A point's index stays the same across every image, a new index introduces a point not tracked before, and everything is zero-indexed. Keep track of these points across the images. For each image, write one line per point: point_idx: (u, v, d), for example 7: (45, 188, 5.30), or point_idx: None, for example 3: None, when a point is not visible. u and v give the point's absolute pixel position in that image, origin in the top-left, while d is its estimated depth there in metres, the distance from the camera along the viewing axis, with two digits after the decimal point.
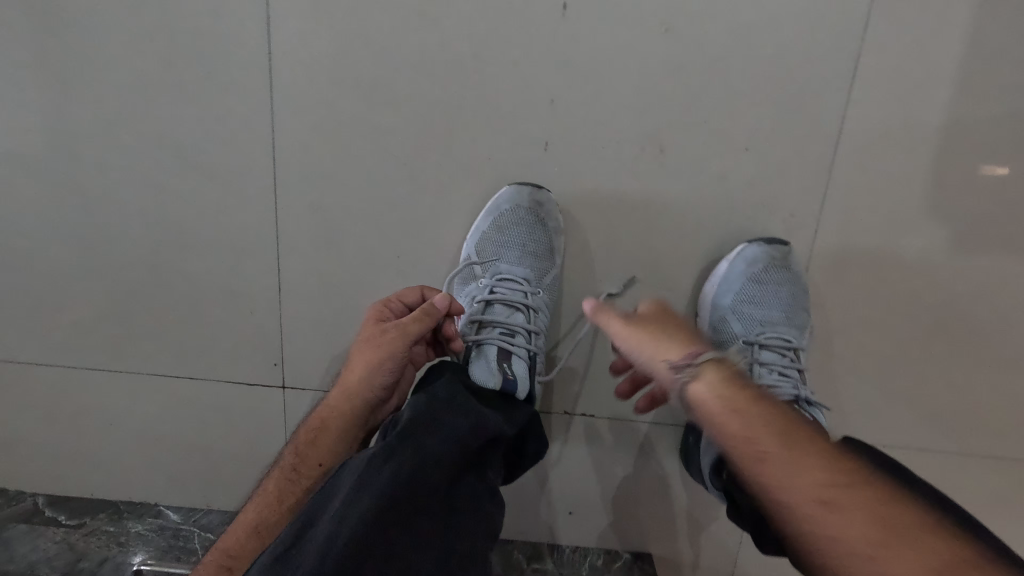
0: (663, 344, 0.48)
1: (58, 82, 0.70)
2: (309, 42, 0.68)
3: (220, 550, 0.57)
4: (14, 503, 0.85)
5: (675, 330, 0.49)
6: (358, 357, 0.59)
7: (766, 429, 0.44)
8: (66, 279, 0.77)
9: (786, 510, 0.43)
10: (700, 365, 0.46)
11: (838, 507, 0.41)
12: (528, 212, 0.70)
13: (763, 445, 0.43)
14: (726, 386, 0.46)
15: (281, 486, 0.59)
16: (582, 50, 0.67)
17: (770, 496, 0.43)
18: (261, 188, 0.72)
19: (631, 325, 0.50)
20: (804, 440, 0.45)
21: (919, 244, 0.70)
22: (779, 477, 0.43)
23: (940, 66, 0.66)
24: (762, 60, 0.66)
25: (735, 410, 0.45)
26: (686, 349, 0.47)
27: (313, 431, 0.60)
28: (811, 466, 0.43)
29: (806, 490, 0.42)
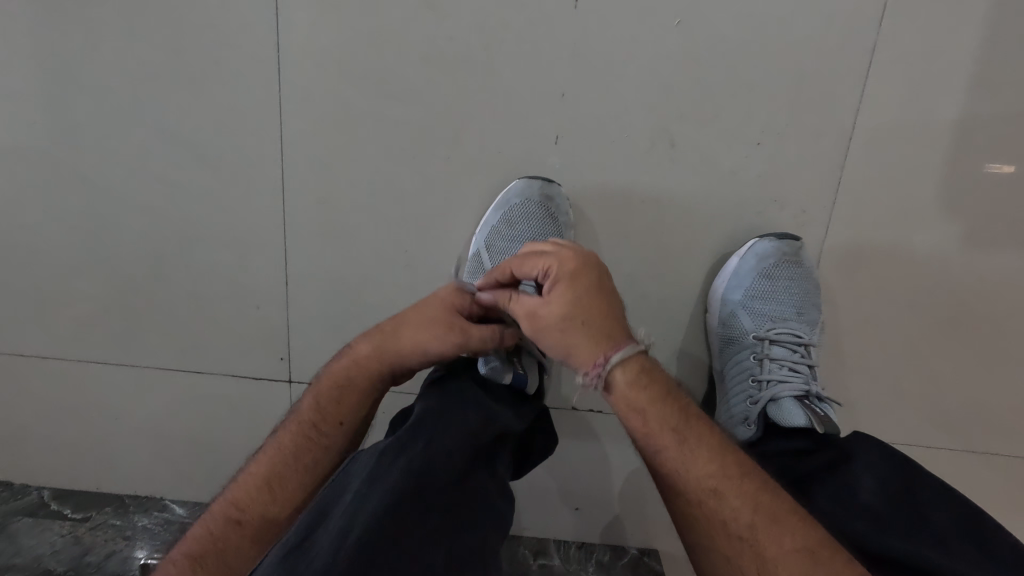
0: (574, 351, 0.49)
1: (65, 74, 0.70)
2: (318, 34, 0.67)
3: (227, 501, 0.53)
4: (20, 496, 0.85)
5: (589, 328, 0.49)
6: (420, 338, 0.55)
7: (660, 422, 0.49)
8: (72, 272, 0.76)
9: (678, 491, 0.49)
10: (606, 374, 0.49)
11: (724, 497, 0.47)
12: (538, 205, 0.70)
13: (658, 438, 0.49)
14: (630, 386, 0.49)
15: (297, 438, 0.56)
16: (593, 43, 0.66)
17: (665, 475, 0.49)
18: (269, 181, 0.72)
19: (536, 329, 0.50)
20: (696, 431, 0.49)
21: (928, 242, 0.70)
22: (673, 467, 0.48)
23: (953, 62, 0.65)
24: (775, 54, 0.66)
25: (634, 406, 0.49)
26: (591, 359, 0.49)
27: (336, 388, 0.57)
28: (700, 459, 0.48)
29: (697, 482, 0.47)
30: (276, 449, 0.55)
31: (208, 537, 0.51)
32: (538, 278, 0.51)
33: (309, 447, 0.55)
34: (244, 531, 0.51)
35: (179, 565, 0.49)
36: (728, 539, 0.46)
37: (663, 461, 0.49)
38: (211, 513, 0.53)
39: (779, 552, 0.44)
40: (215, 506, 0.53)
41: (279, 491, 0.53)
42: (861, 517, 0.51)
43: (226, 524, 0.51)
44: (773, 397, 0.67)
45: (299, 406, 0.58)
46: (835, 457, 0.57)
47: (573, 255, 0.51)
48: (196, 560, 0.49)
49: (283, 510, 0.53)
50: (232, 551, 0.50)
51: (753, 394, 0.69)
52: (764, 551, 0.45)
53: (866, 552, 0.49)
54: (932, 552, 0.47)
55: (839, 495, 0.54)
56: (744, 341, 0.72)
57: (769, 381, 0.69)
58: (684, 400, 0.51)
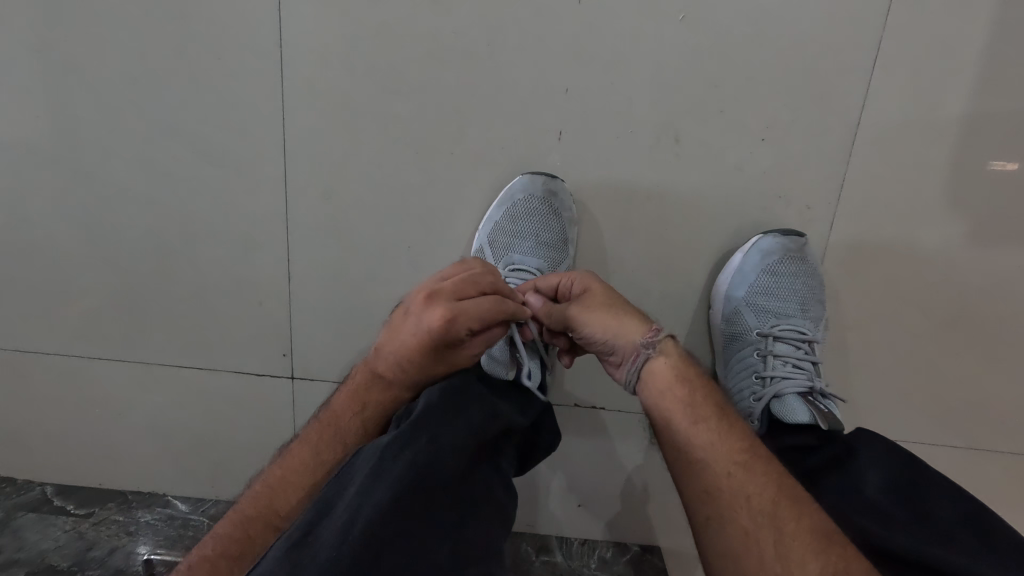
0: (621, 327, 0.55)
1: (66, 68, 0.70)
2: (321, 29, 0.67)
3: (262, 505, 0.52)
4: (23, 492, 0.85)
5: (630, 308, 0.56)
6: (431, 367, 0.51)
7: (704, 398, 0.52)
8: (75, 268, 0.76)
9: (708, 465, 0.50)
10: (660, 343, 0.54)
11: (751, 471, 0.49)
12: (542, 201, 0.70)
13: (700, 411, 0.52)
14: (678, 364, 0.54)
15: (334, 452, 0.54)
16: (598, 37, 0.66)
17: (695, 450, 0.51)
18: (272, 176, 0.72)
19: (591, 303, 0.56)
20: (730, 413, 0.53)
21: (931, 238, 0.70)
22: (709, 438, 0.50)
23: (960, 58, 0.65)
24: (780, 48, 0.65)
25: (682, 380, 0.53)
26: (648, 328, 0.54)
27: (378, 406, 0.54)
28: (735, 435, 0.51)
29: (730, 453, 0.50)
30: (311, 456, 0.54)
31: (243, 542, 0.50)
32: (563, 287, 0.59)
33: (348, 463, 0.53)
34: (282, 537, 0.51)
35: (213, 563, 0.48)
36: (750, 512, 0.47)
37: (700, 433, 0.51)
38: (246, 513, 0.52)
39: (798, 528, 0.46)
40: (247, 505, 0.52)
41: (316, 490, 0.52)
42: (867, 514, 0.51)
43: (267, 530, 0.51)
44: (776, 394, 0.67)
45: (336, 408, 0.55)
46: (838, 453, 0.57)
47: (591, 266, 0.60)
48: (233, 561, 0.49)
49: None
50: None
51: (757, 390, 0.69)
52: (784, 526, 0.46)
53: (876, 551, 0.49)
54: (935, 549, 0.47)
55: (845, 491, 0.54)
56: (748, 338, 0.72)
57: (773, 377, 0.68)
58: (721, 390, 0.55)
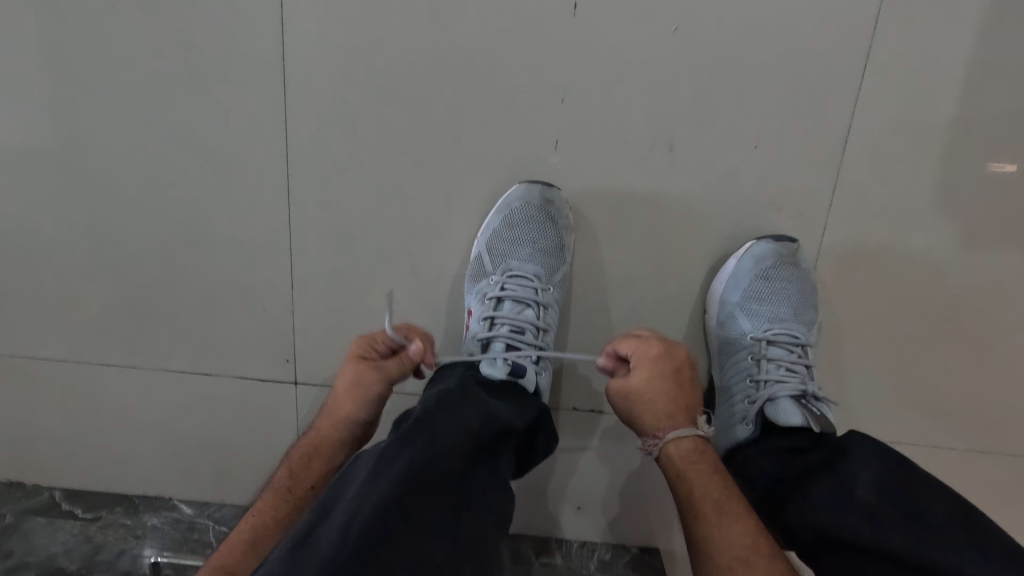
0: (636, 415, 0.59)
1: (75, 81, 0.71)
2: (322, 41, 0.68)
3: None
4: (32, 496, 0.87)
5: (653, 405, 0.58)
6: (353, 389, 0.59)
7: (706, 490, 0.55)
8: (83, 276, 0.78)
9: (713, 561, 0.52)
10: (665, 441, 0.58)
11: (752, 567, 0.50)
12: (538, 208, 0.71)
13: (699, 505, 0.54)
14: (685, 458, 0.57)
15: (273, 507, 0.57)
16: (592, 47, 0.67)
17: (702, 546, 0.53)
18: (275, 185, 0.73)
19: (620, 391, 0.59)
20: (737, 507, 0.53)
21: (924, 242, 0.71)
22: (709, 532, 0.53)
23: (949, 65, 0.66)
24: (770, 57, 0.67)
25: (683, 475, 0.57)
26: (653, 430, 0.59)
27: (308, 454, 0.60)
28: (736, 530, 0.52)
29: (729, 549, 0.51)
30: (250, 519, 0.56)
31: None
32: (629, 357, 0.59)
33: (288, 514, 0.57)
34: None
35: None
36: None
37: (700, 527, 0.54)
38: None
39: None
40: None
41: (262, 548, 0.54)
42: (858, 513, 0.52)
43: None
44: (770, 398, 0.67)
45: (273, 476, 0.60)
46: (830, 454, 0.58)
47: (664, 343, 0.59)
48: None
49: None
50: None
51: (751, 394, 0.69)
52: None
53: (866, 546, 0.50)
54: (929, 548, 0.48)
55: (837, 490, 0.54)
56: (742, 342, 0.73)
57: (767, 381, 0.69)
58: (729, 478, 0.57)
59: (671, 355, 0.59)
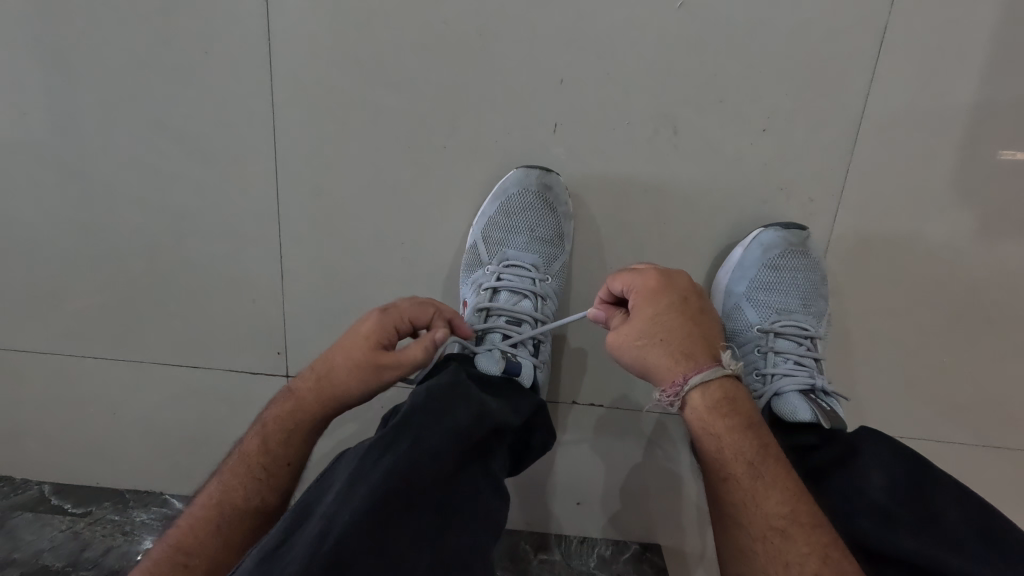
0: (654, 365, 0.51)
1: (54, 62, 0.68)
2: (310, 19, 0.65)
3: (171, 544, 0.50)
4: (21, 491, 0.85)
5: (670, 346, 0.51)
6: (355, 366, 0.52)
7: (738, 451, 0.49)
8: (68, 267, 0.76)
9: (746, 526, 0.48)
10: (689, 390, 0.50)
11: (791, 539, 0.46)
12: (536, 195, 0.69)
13: (732, 468, 0.49)
14: (714, 410, 0.50)
15: (243, 477, 0.53)
16: (593, 26, 0.64)
17: (734, 510, 0.49)
18: (263, 172, 0.70)
19: (624, 336, 0.52)
20: (773, 471, 0.48)
21: (940, 230, 0.68)
22: (743, 498, 0.48)
23: (970, 43, 0.62)
24: (781, 36, 0.63)
25: (711, 432, 0.50)
26: (674, 377, 0.50)
27: (281, 424, 0.54)
28: (772, 498, 0.47)
29: (767, 519, 0.47)
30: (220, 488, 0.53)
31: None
32: (625, 295, 0.53)
33: (255, 486, 0.53)
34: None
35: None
36: None
37: (732, 491, 0.49)
38: (153, 562, 0.49)
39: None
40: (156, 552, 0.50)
41: (228, 531, 0.51)
42: (869, 515, 0.49)
43: (172, 567, 0.49)
44: (776, 392, 0.65)
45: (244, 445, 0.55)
46: (839, 452, 0.55)
47: (663, 273, 0.53)
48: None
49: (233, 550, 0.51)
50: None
51: (758, 388, 0.67)
52: None
53: (880, 551, 0.47)
54: (942, 553, 0.46)
55: (847, 492, 0.52)
56: (748, 334, 0.70)
57: (774, 374, 0.66)
58: (766, 431, 0.51)
59: (671, 285, 0.52)
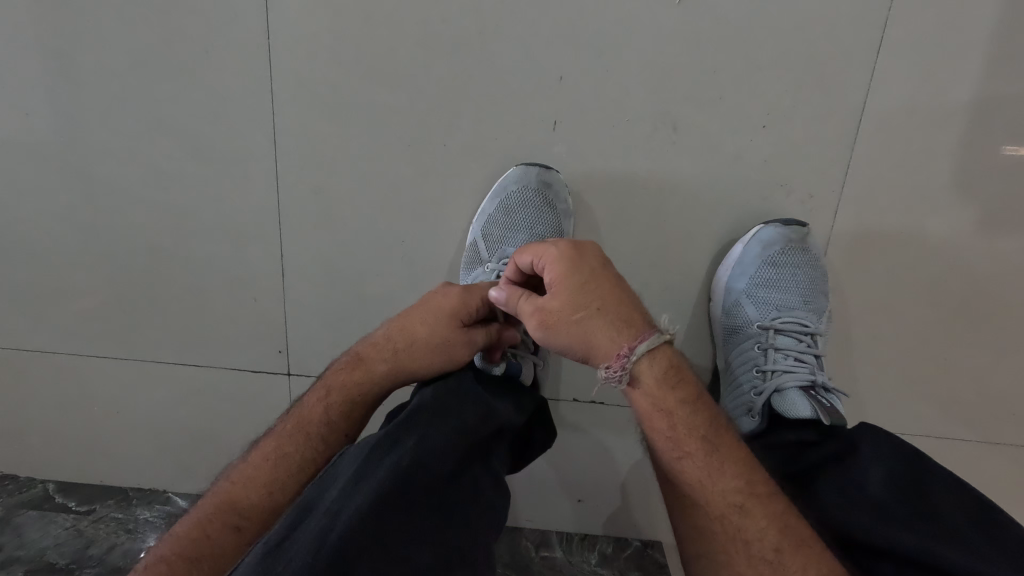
0: (593, 341, 0.47)
1: (56, 63, 0.69)
2: (309, 18, 0.65)
3: (220, 500, 0.52)
4: (25, 489, 0.86)
5: (606, 317, 0.47)
6: (449, 348, 0.52)
7: (689, 426, 0.47)
8: (70, 267, 0.76)
9: (705, 504, 0.47)
10: (636, 359, 0.46)
11: (750, 514, 0.45)
12: (536, 193, 0.68)
13: (685, 444, 0.47)
14: (660, 382, 0.47)
15: (299, 444, 0.54)
16: (591, 23, 0.64)
17: (693, 488, 0.47)
18: (263, 170, 0.71)
19: (552, 313, 0.47)
20: (725, 444, 0.47)
21: (942, 227, 0.67)
22: (697, 477, 0.47)
23: (971, 38, 0.62)
24: (780, 31, 0.63)
25: (661, 406, 0.47)
26: (618, 349, 0.46)
27: (347, 396, 0.55)
28: (728, 473, 0.46)
29: (724, 495, 0.46)
30: (278, 453, 0.53)
31: (199, 541, 0.48)
32: (540, 268, 0.49)
33: (311, 456, 0.54)
34: (240, 538, 0.50)
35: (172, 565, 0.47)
36: (749, 559, 0.45)
37: (687, 471, 0.47)
38: (206, 517, 0.51)
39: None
40: (208, 508, 0.51)
41: (280, 496, 0.52)
42: (868, 512, 0.49)
43: (224, 528, 0.50)
44: (777, 388, 0.65)
45: (303, 410, 0.56)
46: (837, 448, 0.55)
47: (573, 240, 0.49)
48: (189, 562, 0.47)
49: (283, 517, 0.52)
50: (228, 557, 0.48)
51: (758, 385, 0.68)
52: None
53: (872, 543, 0.47)
54: (940, 547, 0.45)
55: (843, 487, 0.52)
56: (749, 331, 0.70)
57: (774, 371, 0.67)
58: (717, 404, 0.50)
59: (590, 254, 0.49)
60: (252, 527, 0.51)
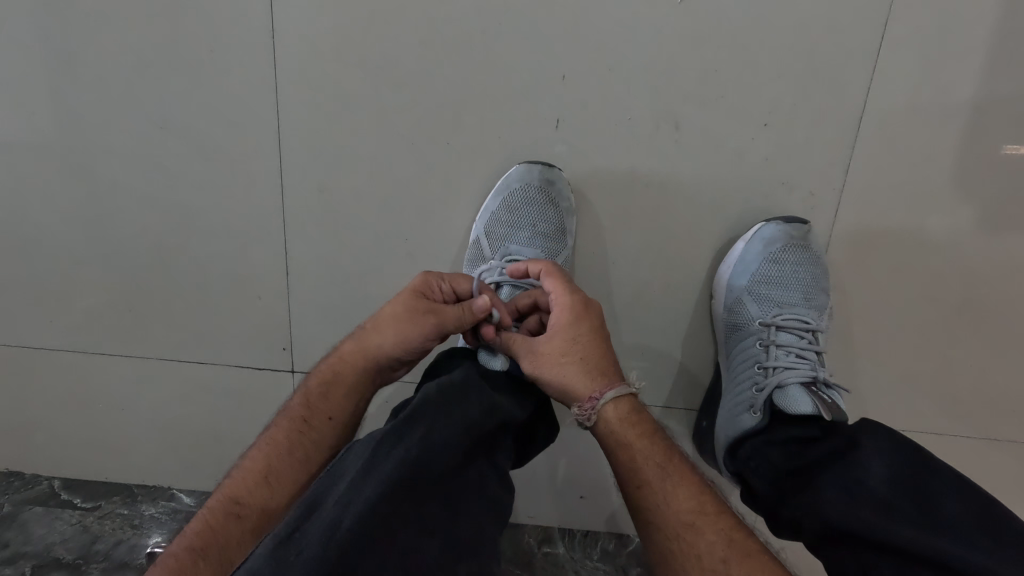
0: (570, 380, 0.54)
1: (61, 62, 0.69)
2: (313, 17, 0.66)
3: (224, 498, 0.52)
4: (30, 486, 0.86)
5: (587, 365, 0.54)
6: (403, 327, 0.55)
7: (645, 456, 0.52)
8: (76, 265, 0.76)
9: (660, 526, 0.50)
10: (603, 404, 0.53)
11: (700, 530, 0.49)
12: (539, 191, 0.69)
13: (641, 471, 0.52)
14: (622, 420, 0.54)
15: (288, 434, 0.55)
16: (595, 20, 0.64)
17: (651, 512, 0.51)
18: (268, 169, 0.71)
19: (546, 348, 0.55)
20: (677, 468, 0.52)
21: (943, 224, 0.68)
22: (654, 500, 0.51)
23: (973, 36, 0.62)
24: (782, 29, 0.64)
25: (622, 440, 0.53)
26: (591, 391, 0.54)
27: (325, 382, 0.57)
28: (680, 493, 0.50)
29: (676, 514, 0.50)
30: (269, 443, 0.55)
31: (205, 533, 0.49)
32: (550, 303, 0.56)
33: (300, 439, 0.55)
34: (242, 527, 0.50)
35: (181, 561, 0.47)
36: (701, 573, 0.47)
37: (646, 497, 0.51)
38: (208, 510, 0.51)
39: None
40: (211, 503, 0.52)
41: (277, 484, 0.53)
42: (870, 506, 0.49)
43: (224, 517, 0.50)
44: (779, 384, 0.65)
45: (289, 404, 0.58)
46: (840, 444, 0.56)
47: (584, 296, 0.56)
48: (197, 554, 0.47)
49: (283, 503, 0.52)
50: (234, 545, 0.49)
51: (759, 381, 0.67)
52: None
53: (872, 538, 0.48)
54: (942, 541, 0.46)
55: (847, 482, 0.52)
56: (750, 328, 0.70)
57: (776, 367, 0.67)
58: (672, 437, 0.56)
59: (591, 311, 0.56)
60: (255, 516, 0.51)
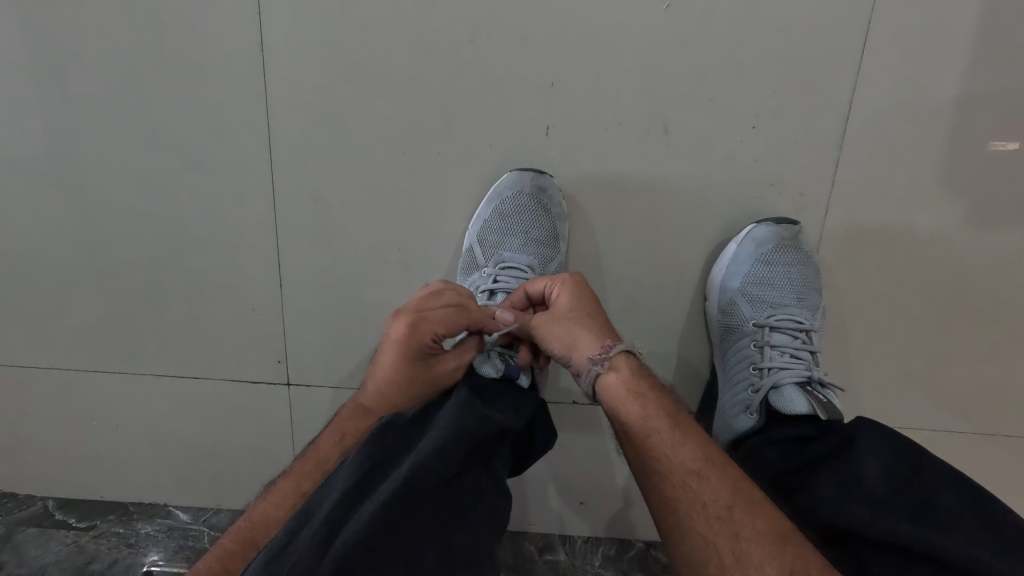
0: (580, 340, 0.55)
1: (50, 79, 0.69)
2: (302, 30, 0.66)
3: (243, 537, 0.51)
4: (24, 507, 0.85)
5: (594, 328, 0.55)
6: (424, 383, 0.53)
7: (656, 408, 0.52)
8: (67, 282, 0.76)
9: (668, 476, 0.50)
10: (613, 355, 0.54)
11: (706, 478, 0.49)
12: (530, 197, 0.69)
13: (651, 422, 0.51)
14: (628, 373, 0.54)
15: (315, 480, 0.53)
16: (581, 28, 0.65)
17: (661, 463, 0.50)
18: (260, 181, 0.71)
19: (549, 318, 0.57)
20: (685, 422, 0.52)
21: (931, 221, 0.68)
22: (663, 451, 0.50)
23: (954, 36, 0.63)
24: (767, 32, 0.64)
25: (632, 393, 0.52)
26: (599, 344, 0.54)
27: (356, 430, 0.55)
28: (687, 444, 0.50)
29: (684, 463, 0.49)
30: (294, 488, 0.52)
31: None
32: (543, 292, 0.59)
33: None
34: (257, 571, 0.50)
35: None
36: (706, 520, 0.47)
37: (653, 446, 0.51)
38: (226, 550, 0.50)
39: (753, 533, 0.45)
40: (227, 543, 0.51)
41: None
42: (871, 507, 0.49)
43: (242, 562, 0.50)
44: (774, 385, 0.65)
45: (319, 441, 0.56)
46: (837, 443, 0.56)
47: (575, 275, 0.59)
48: None
49: None
50: None
51: (755, 381, 0.67)
52: (739, 531, 0.46)
53: (873, 536, 0.47)
54: (942, 539, 0.45)
55: (845, 482, 0.52)
56: (745, 329, 0.71)
57: (770, 368, 0.68)
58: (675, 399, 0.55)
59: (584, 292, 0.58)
60: None
